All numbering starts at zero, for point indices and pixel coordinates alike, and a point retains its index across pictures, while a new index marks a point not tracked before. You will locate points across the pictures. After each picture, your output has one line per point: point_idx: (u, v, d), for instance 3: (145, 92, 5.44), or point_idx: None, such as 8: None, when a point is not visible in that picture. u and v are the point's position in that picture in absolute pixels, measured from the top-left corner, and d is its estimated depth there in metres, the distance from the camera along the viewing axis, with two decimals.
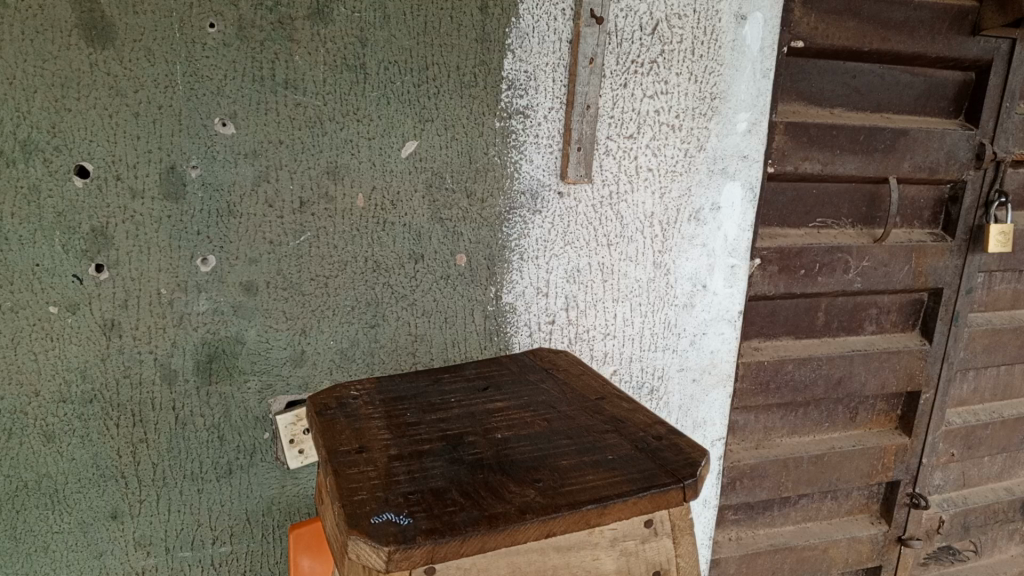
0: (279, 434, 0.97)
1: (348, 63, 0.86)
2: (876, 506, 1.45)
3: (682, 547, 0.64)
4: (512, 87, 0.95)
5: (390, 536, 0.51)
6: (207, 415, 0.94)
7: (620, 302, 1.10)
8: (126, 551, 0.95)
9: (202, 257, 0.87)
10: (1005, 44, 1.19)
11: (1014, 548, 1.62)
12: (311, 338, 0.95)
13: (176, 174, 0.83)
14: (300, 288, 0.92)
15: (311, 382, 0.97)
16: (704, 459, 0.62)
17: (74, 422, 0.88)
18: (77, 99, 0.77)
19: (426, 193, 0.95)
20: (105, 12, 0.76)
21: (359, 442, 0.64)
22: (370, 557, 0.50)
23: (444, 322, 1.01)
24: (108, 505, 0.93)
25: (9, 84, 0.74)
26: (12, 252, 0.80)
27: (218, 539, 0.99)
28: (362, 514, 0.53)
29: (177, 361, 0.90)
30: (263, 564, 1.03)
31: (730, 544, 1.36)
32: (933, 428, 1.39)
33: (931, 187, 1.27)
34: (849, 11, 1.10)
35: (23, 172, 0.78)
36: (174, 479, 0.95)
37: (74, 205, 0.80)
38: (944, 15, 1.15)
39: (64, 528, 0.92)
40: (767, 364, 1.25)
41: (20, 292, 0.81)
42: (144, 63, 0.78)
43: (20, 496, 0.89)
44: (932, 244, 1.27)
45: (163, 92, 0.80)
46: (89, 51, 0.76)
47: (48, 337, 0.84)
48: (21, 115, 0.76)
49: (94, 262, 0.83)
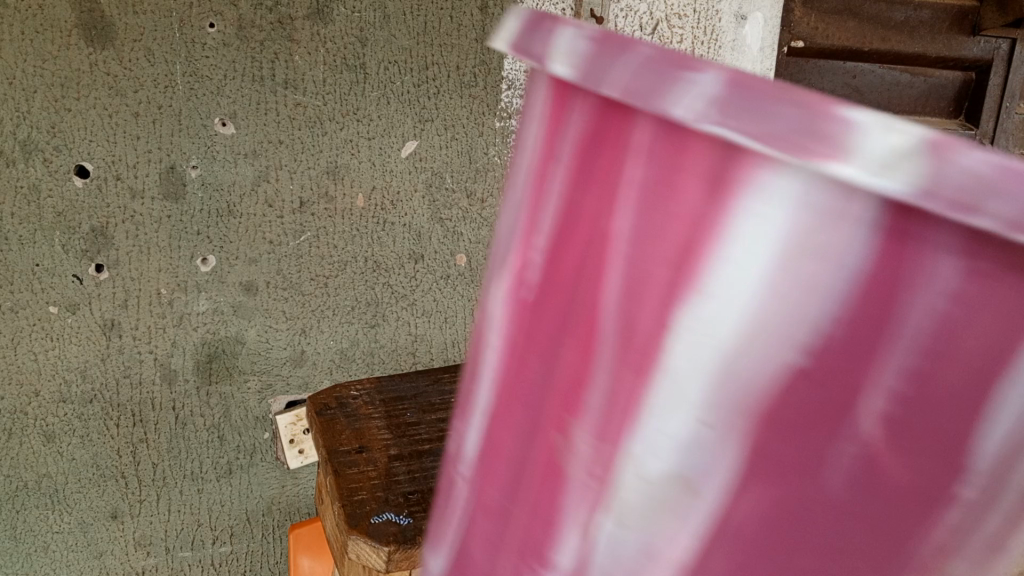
0: (279, 434, 0.98)
1: (348, 63, 0.86)
2: None
3: None
4: (512, 87, 0.95)
5: (390, 536, 0.51)
6: (207, 415, 0.94)
7: None
8: (125, 551, 0.97)
9: (202, 257, 0.87)
10: (1005, 45, 1.20)
11: None
12: (311, 338, 0.96)
13: (176, 174, 0.83)
14: (300, 288, 0.93)
15: (311, 382, 0.98)
16: None
17: (74, 423, 0.88)
18: (77, 98, 0.76)
19: (426, 193, 0.95)
20: (104, 12, 0.74)
21: (359, 441, 0.64)
22: (370, 557, 0.50)
23: (443, 322, 1.03)
24: (109, 505, 0.93)
25: (9, 84, 0.74)
26: (12, 253, 0.80)
27: (218, 539, 1.01)
28: (361, 514, 0.53)
29: (177, 361, 0.90)
30: (264, 563, 1.05)
31: None
32: None
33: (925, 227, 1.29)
34: (849, 11, 1.10)
35: (23, 172, 0.77)
36: (174, 479, 0.95)
37: (74, 205, 0.80)
38: (944, 15, 1.15)
39: (65, 528, 0.92)
40: None
41: (20, 292, 0.81)
42: (144, 63, 0.77)
43: (20, 496, 0.89)
44: None
45: (163, 92, 0.79)
46: (89, 51, 0.75)
47: (48, 337, 0.84)
48: (21, 115, 0.75)
49: (94, 262, 0.83)
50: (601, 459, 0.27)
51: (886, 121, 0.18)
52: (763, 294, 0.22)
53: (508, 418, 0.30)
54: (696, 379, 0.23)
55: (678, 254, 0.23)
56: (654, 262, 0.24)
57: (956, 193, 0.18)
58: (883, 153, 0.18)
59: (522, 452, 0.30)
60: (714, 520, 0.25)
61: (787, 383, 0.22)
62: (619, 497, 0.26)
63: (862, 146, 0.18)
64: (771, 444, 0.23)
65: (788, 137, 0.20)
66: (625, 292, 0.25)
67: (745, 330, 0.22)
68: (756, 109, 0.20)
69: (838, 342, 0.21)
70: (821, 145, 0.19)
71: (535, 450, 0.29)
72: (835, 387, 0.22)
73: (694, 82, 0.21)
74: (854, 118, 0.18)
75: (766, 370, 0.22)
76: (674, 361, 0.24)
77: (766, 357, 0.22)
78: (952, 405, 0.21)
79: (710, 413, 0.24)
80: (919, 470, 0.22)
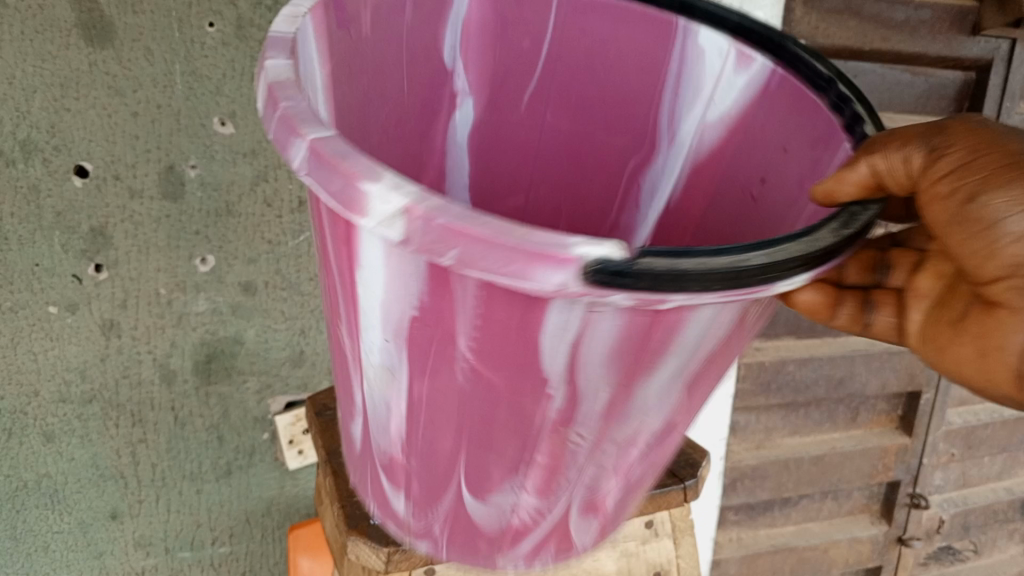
0: (278, 435, 0.97)
1: None
2: (876, 506, 1.50)
3: (682, 547, 0.67)
4: None
5: (390, 537, 0.53)
6: (206, 415, 0.94)
7: None
8: (125, 551, 0.97)
9: (201, 257, 0.87)
10: (1005, 44, 1.19)
11: (1014, 548, 1.69)
12: (310, 338, 0.95)
13: (175, 174, 0.82)
14: (299, 288, 0.92)
15: (311, 382, 0.98)
16: (705, 459, 0.64)
17: (74, 422, 0.88)
18: (76, 98, 0.76)
19: None
20: (104, 12, 0.74)
21: None
22: (370, 558, 0.52)
23: None
24: (109, 505, 0.94)
25: (8, 84, 0.73)
26: (12, 253, 0.79)
27: (218, 539, 1.01)
28: (361, 515, 0.54)
29: (177, 361, 0.90)
30: (264, 564, 1.05)
31: (731, 544, 1.41)
32: (933, 428, 1.41)
33: None
34: (850, 11, 1.09)
35: (23, 172, 0.77)
36: (174, 479, 0.95)
37: (74, 205, 0.80)
38: (944, 15, 1.14)
39: (65, 528, 0.93)
40: (768, 364, 1.25)
41: (19, 292, 0.81)
42: (143, 62, 0.77)
43: (20, 496, 0.90)
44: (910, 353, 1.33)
45: (163, 92, 0.79)
46: (89, 51, 0.75)
47: (48, 337, 0.84)
48: (21, 115, 0.75)
49: (94, 262, 0.83)
50: (354, 348, 0.42)
51: (385, 192, 0.29)
52: (381, 280, 0.35)
53: (332, 324, 0.45)
54: (375, 324, 0.38)
55: (341, 235, 0.35)
56: (338, 243, 0.36)
57: (423, 240, 0.29)
58: (384, 214, 0.29)
59: (338, 347, 0.45)
60: (405, 395, 0.41)
61: (415, 326, 0.36)
62: (369, 377, 0.42)
63: (372, 205, 0.29)
64: (423, 358, 0.38)
65: (335, 197, 0.31)
66: (330, 253, 0.38)
67: (387, 298, 0.36)
68: (326, 173, 0.31)
69: (430, 309, 0.35)
70: (352, 204, 0.30)
71: (339, 348, 0.45)
72: (438, 330, 0.36)
73: (302, 148, 0.32)
74: (366, 192, 0.29)
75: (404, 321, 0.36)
76: (365, 307, 0.38)
77: (402, 314, 0.36)
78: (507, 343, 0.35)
79: (387, 350, 0.39)
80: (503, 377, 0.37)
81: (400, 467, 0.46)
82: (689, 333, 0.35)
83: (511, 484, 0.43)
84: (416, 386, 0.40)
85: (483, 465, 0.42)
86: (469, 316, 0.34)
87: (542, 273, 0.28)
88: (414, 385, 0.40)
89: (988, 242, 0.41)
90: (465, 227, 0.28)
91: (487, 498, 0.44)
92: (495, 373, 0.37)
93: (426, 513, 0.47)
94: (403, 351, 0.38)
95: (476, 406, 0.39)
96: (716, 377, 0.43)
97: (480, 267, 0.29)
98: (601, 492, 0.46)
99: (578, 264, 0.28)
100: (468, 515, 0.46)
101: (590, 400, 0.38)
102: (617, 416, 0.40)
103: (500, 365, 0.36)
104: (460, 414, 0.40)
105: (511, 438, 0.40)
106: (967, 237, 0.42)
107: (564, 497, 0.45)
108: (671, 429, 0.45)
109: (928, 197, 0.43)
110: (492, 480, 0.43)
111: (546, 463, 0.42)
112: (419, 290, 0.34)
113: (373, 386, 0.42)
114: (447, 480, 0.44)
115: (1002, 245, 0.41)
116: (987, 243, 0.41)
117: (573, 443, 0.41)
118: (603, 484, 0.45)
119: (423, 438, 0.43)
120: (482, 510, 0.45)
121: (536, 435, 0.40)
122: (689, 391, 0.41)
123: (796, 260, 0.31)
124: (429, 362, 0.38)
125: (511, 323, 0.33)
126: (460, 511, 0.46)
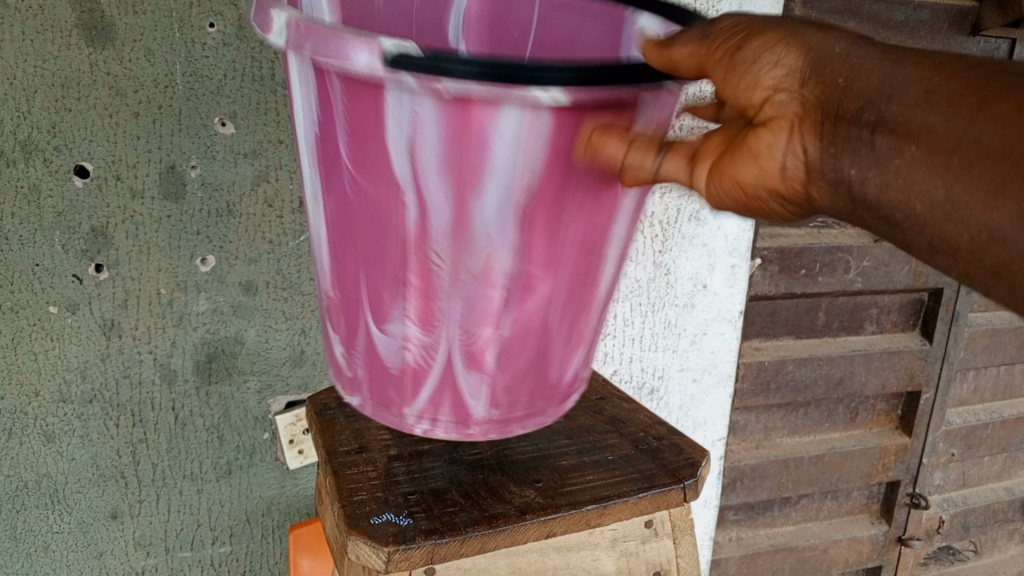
0: (279, 434, 0.97)
1: None
2: (876, 506, 1.50)
3: (682, 547, 0.67)
4: None
5: (390, 536, 0.53)
6: (207, 415, 0.94)
7: (619, 301, 1.12)
8: (125, 551, 0.97)
9: (202, 257, 0.87)
10: (1005, 44, 1.19)
11: (1014, 548, 1.69)
12: (311, 337, 0.95)
13: (176, 174, 0.82)
14: (300, 288, 0.92)
15: (310, 382, 0.98)
16: (704, 459, 0.64)
17: (74, 422, 0.88)
18: (77, 99, 0.76)
19: None
20: (105, 12, 0.74)
21: (359, 442, 0.64)
22: (370, 557, 0.52)
23: None
24: (109, 505, 0.94)
25: (9, 84, 0.74)
26: (12, 252, 0.80)
27: (218, 539, 1.01)
28: (362, 515, 0.54)
29: (177, 361, 0.90)
30: (264, 564, 1.05)
31: (730, 544, 1.41)
32: (932, 428, 1.41)
33: (908, 300, 1.33)
34: (849, 11, 1.09)
35: (23, 173, 0.77)
36: (174, 479, 0.95)
37: (74, 205, 0.80)
38: (944, 15, 1.15)
39: (65, 528, 0.93)
40: (767, 364, 1.26)
41: (20, 292, 0.82)
42: (144, 63, 0.77)
43: (20, 495, 0.90)
44: (909, 353, 1.34)
45: (163, 92, 0.79)
46: (90, 51, 0.75)
47: (48, 337, 0.84)
48: (21, 115, 0.75)
49: (94, 263, 0.83)
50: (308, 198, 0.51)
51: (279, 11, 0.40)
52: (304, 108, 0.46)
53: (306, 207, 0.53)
54: (308, 154, 0.48)
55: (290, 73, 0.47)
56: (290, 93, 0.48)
57: (292, 36, 0.39)
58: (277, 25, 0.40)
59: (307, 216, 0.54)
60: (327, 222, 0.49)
61: (320, 139, 0.45)
62: (314, 220, 0.51)
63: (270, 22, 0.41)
64: (328, 172, 0.46)
65: (254, 24, 0.42)
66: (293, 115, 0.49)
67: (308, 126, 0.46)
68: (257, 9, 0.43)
69: (324, 126, 0.44)
70: (263, 20, 0.41)
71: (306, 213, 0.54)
72: (330, 141, 0.45)
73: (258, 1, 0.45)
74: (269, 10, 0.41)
75: (315, 137, 0.46)
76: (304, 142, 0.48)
77: (313, 133, 0.46)
78: (369, 143, 0.42)
79: (314, 173, 0.48)
80: (372, 180, 0.44)
81: (334, 300, 0.53)
82: (499, 148, 0.41)
83: (399, 309, 0.48)
84: (328, 205, 0.48)
85: (375, 287, 0.48)
86: (345, 126, 0.43)
87: (355, 54, 0.37)
88: (327, 203, 0.48)
89: (752, 79, 0.42)
90: (312, 25, 0.38)
91: (385, 327, 0.49)
92: (367, 183, 0.44)
93: (353, 357, 0.53)
94: (318, 165, 0.47)
95: (361, 214, 0.46)
96: (568, 230, 0.46)
97: (321, 56, 0.38)
98: (479, 342, 0.49)
99: (380, 49, 0.37)
100: (376, 349, 0.51)
101: (436, 211, 0.44)
102: (459, 236, 0.44)
103: (370, 168, 0.43)
104: (355, 227, 0.47)
105: (388, 256, 0.46)
106: (734, 75, 0.42)
107: (444, 337, 0.49)
108: (532, 282, 0.47)
109: (706, 66, 0.43)
110: (385, 304, 0.48)
111: (418, 284, 0.47)
112: (316, 104, 0.44)
113: (314, 223, 0.51)
114: (357, 310, 0.51)
115: (761, 78, 0.41)
116: (749, 78, 0.42)
117: (435, 262, 0.46)
118: (476, 331, 0.49)
119: (341, 262, 0.49)
120: (383, 340, 0.50)
121: (401, 252, 0.46)
122: (532, 233, 0.45)
123: (555, 79, 0.37)
124: (330, 170, 0.46)
125: (366, 123, 0.42)
126: (374, 351, 0.51)
